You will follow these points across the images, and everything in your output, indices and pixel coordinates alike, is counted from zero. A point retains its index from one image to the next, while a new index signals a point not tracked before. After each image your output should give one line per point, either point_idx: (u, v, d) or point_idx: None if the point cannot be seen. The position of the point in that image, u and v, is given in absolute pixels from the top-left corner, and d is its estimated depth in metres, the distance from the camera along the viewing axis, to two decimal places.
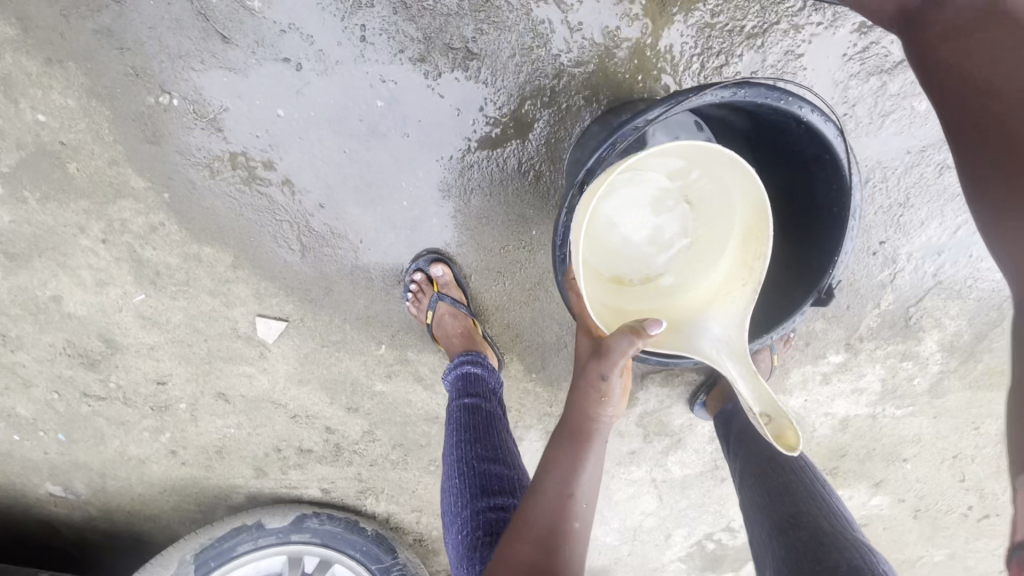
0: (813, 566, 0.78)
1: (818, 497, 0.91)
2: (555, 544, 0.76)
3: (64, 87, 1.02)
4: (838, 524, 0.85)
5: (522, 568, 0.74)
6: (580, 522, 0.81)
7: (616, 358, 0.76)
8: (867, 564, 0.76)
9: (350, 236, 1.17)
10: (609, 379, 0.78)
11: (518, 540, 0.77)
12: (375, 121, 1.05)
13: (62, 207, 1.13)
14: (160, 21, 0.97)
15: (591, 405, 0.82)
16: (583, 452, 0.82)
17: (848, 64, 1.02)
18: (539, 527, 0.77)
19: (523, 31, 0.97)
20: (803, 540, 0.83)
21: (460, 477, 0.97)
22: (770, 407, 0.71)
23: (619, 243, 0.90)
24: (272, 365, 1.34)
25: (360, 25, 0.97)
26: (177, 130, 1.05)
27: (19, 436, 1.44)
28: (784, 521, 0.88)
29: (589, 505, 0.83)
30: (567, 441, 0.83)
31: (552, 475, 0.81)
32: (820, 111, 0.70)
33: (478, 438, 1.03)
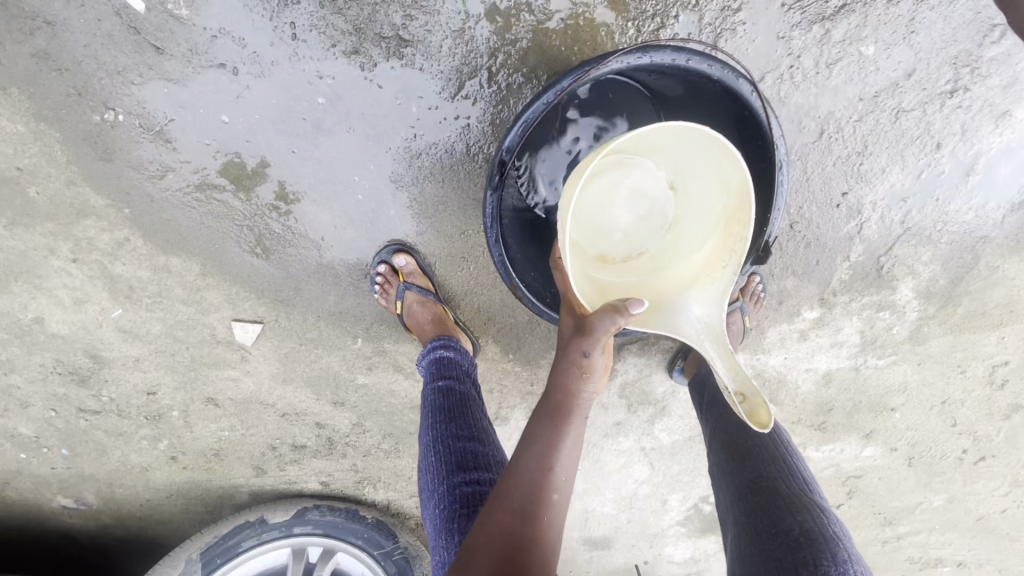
0: (767, 529, 0.84)
1: (779, 461, 0.97)
2: (534, 517, 0.77)
3: (11, 113, 1.03)
4: (794, 486, 0.91)
5: (500, 538, 0.74)
6: (558, 496, 0.82)
7: (599, 336, 0.78)
8: (818, 526, 0.82)
9: (312, 235, 1.18)
10: (591, 356, 0.80)
11: (496, 510, 0.78)
12: (319, 118, 1.05)
13: (30, 231, 1.15)
14: (93, 39, 0.98)
15: (575, 381, 0.83)
16: (563, 428, 0.84)
17: (788, 15, 1.00)
18: (518, 497, 0.78)
19: (453, 13, 0.96)
20: (761, 505, 0.89)
21: (435, 457, 0.99)
22: (745, 386, 0.69)
23: (606, 224, 0.94)
24: (255, 367, 1.38)
25: (289, 23, 0.97)
26: (127, 145, 1.07)
27: (26, 454, 1.50)
28: (745, 487, 0.93)
29: (568, 481, 0.84)
30: (549, 418, 0.84)
31: (532, 448, 0.83)
32: (731, 67, 0.75)
33: (452, 419, 1.05)
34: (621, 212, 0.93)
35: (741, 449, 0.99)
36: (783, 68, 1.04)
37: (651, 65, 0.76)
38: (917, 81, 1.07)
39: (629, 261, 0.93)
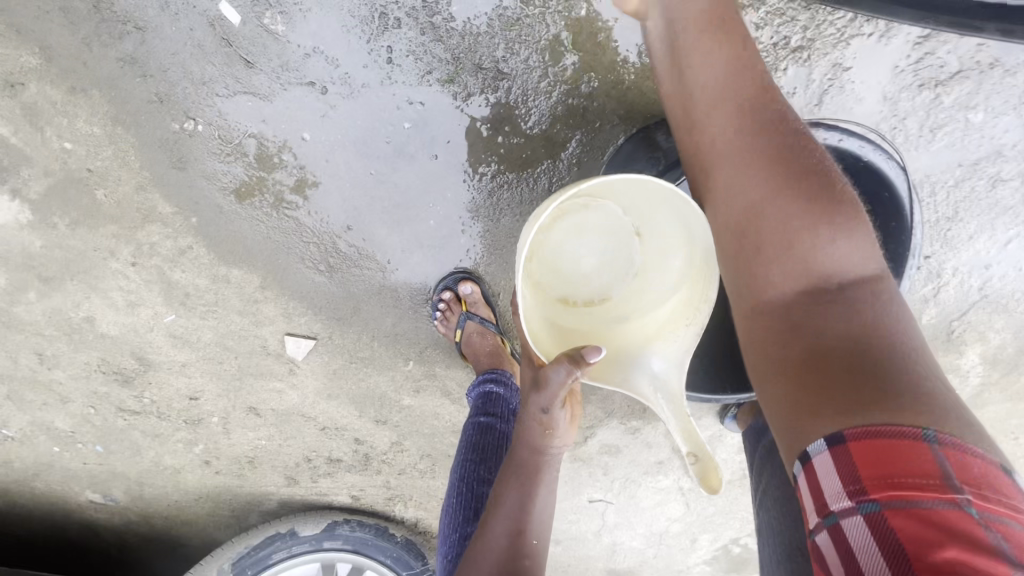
0: None
1: None
2: None
3: (88, 115, 1.00)
4: None
5: None
6: (533, 559, 0.81)
7: (554, 391, 0.74)
8: None
9: (378, 257, 1.16)
10: (551, 412, 0.78)
11: None
12: (401, 143, 1.02)
13: (92, 232, 1.13)
14: (183, 47, 0.95)
15: (537, 437, 0.81)
16: (527, 490, 0.82)
17: (899, 77, 0.96)
18: (488, 565, 0.79)
19: (556, 51, 0.94)
20: (809, 568, 0.93)
21: (455, 500, 1.01)
22: (697, 444, 0.65)
23: (571, 266, 0.87)
24: (301, 380, 1.35)
25: (386, 47, 0.94)
26: (203, 156, 1.04)
27: (59, 448, 1.48)
28: (796, 548, 0.97)
29: (542, 539, 0.83)
30: (513, 476, 0.83)
31: (499, 514, 0.82)
32: (879, 148, 0.81)
33: (481, 463, 1.04)
34: (591, 258, 0.87)
35: (796, 511, 1.02)
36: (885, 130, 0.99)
37: None
38: (1021, 152, 1.02)
39: (589, 307, 0.85)
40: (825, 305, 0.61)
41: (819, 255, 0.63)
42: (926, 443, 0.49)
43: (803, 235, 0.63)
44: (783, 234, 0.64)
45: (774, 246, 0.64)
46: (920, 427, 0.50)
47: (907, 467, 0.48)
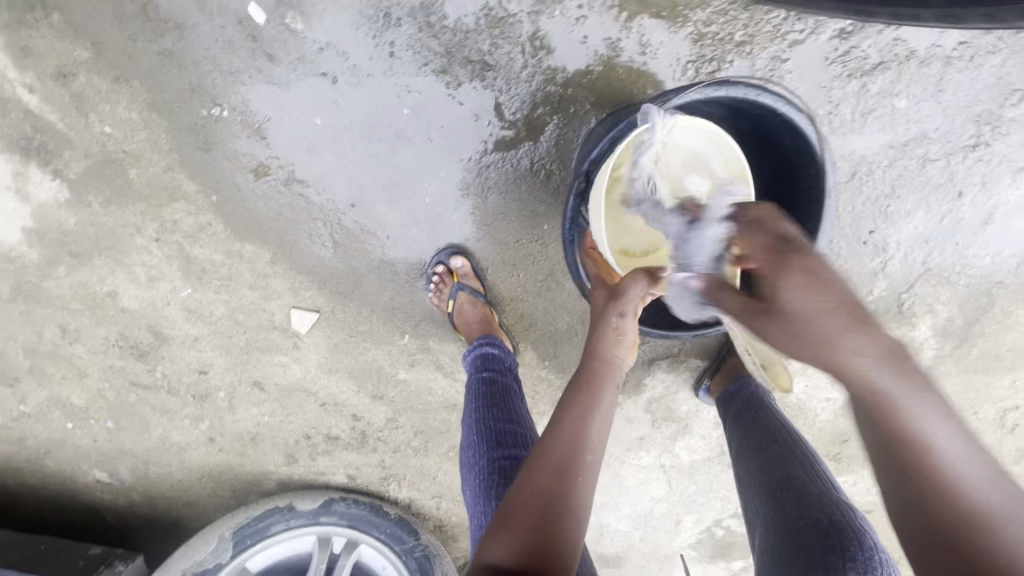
0: (796, 521, 0.94)
1: (806, 466, 1.07)
2: (571, 472, 0.82)
3: (129, 102, 1.15)
4: (823, 487, 1.00)
5: (541, 490, 0.79)
6: (591, 457, 0.86)
7: (630, 298, 1.00)
8: (845, 518, 0.91)
9: (378, 233, 1.28)
10: (626, 316, 1.00)
11: (535, 468, 0.82)
12: (401, 127, 1.17)
13: (122, 209, 1.25)
14: (215, 43, 1.11)
15: (609, 343, 0.98)
16: (594, 392, 0.92)
17: (830, 68, 1.11)
18: (557, 454, 0.84)
19: (534, 45, 1.09)
20: (790, 500, 0.99)
21: (477, 434, 1.10)
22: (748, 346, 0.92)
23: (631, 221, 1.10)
24: (304, 354, 1.45)
25: (389, 42, 1.09)
26: (226, 138, 1.18)
27: (72, 424, 1.56)
28: (775, 486, 1.04)
29: (601, 443, 0.89)
30: (581, 383, 0.94)
31: (566, 414, 0.89)
32: (790, 103, 0.95)
33: (494, 405, 1.15)
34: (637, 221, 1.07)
35: (772, 455, 1.10)
36: (822, 114, 1.14)
37: (723, 95, 0.97)
38: (943, 134, 1.17)
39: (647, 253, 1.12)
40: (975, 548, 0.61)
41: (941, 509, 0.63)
42: None
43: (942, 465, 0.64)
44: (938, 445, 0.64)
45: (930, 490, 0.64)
46: None
47: None
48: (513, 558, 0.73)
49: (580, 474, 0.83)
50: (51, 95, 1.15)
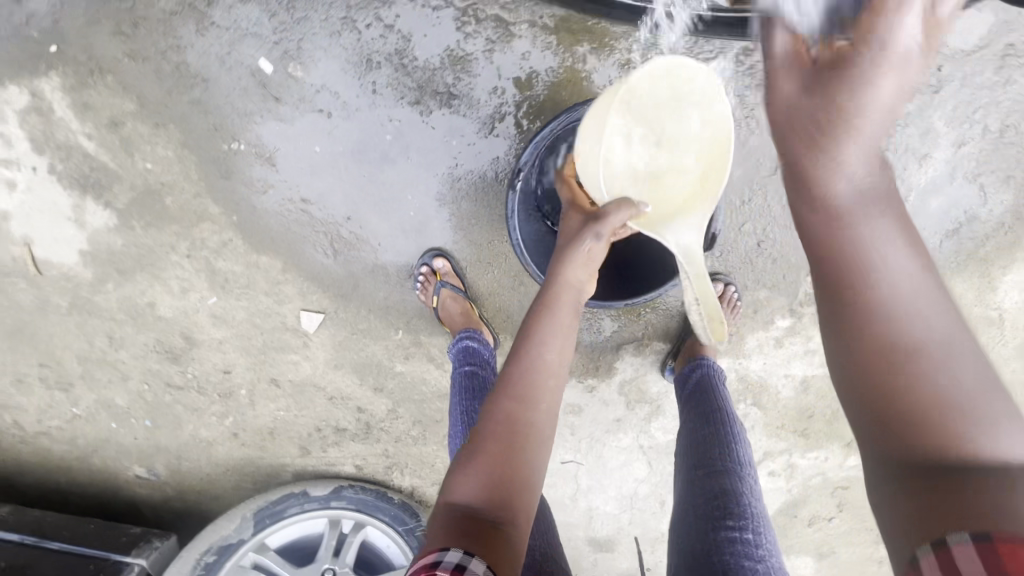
0: (700, 494, 1.07)
1: (728, 442, 1.13)
2: (531, 399, 0.95)
3: (165, 142, 1.42)
4: (733, 463, 1.09)
5: (505, 419, 0.92)
6: (553, 381, 0.98)
7: (607, 223, 1.00)
8: (739, 494, 1.04)
9: (371, 241, 1.51)
10: (599, 239, 1.02)
11: (499, 400, 0.94)
12: (385, 150, 1.40)
13: (160, 231, 1.51)
14: (233, 91, 1.37)
15: (571, 273, 1.06)
16: (552, 316, 1.02)
17: (741, 79, 1.33)
18: (518, 385, 0.95)
19: (490, 76, 1.32)
20: (701, 478, 1.09)
21: (463, 424, 1.26)
22: (711, 305, 0.86)
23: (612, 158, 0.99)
24: (313, 352, 1.65)
25: (372, 82, 1.34)
26: (243, 168, 1.43)
27: (116, 424, 1.76)
28: (694, 462, 1.12)
29: (561, 366, 1.01)
30: (537, 314, 1.03)
31: (530, 342, 0.99)
32: None
33: (476, 397, 1.32)
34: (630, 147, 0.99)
35: (697, 439, 1.16)
36: (740, 118, 1.38)
37: None
38: None
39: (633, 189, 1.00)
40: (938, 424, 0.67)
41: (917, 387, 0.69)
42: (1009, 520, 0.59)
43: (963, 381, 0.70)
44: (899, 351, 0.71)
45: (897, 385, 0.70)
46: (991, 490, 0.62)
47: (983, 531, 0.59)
48: (475, 495, 0.86)
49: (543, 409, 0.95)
50: (105, 140, 1.42)
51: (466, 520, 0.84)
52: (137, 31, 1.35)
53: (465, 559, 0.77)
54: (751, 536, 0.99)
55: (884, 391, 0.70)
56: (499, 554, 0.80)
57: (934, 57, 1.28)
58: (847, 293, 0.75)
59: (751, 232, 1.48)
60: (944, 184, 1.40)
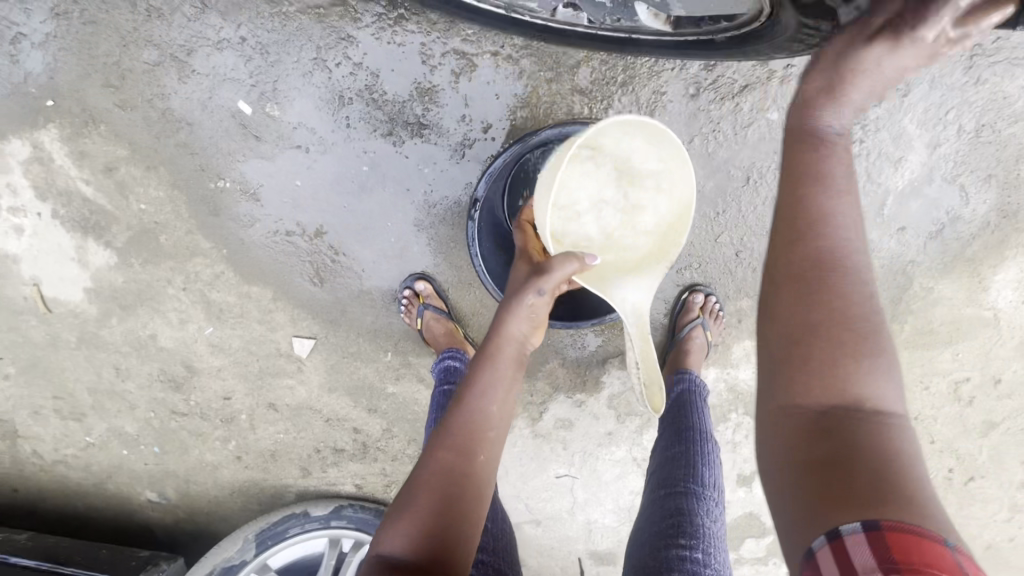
0: (658, 512, 1.08)
1: (696, 464, 1.14)
2: (470, 450, 1.00)
3: (157, 184, 1.49)
4: (696, 485, 1.10)
5: (442, 470, 0.96)
6: (494, 433, 1.04)
7: (552, 277, 1.02)
8: (693, 514, 1.05)
9: (355, 268, 1.55)
10: (543, 293, 1.06)
11: (438, 450, 0.99)
12: (362, 181, 1.45)
13: (157, 267, 1.58)
14: (216, 132, 1.44)
15: (515, 324, 1.09)
16: (494, 366, 1.07)
17: (704, 94, 1.37)
18: (458, 437, 1.00)
19: (457, 106, 1.39)
20: (662, 497, 1.10)
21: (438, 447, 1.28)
22: (652, 376, 0.89)
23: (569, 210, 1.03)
24: (308, 376, 1.71)
25: (345, 117, 1.40)
26: (229, 204, 1.50)
27: (126, 451, 1.84)
28: (659, 481, 1.14)
29: (501, 418, 1.07)
30: (481, 361, 1.08)
31: (472, 393, 1.05)
32: None
33: None
34: (582, 201, 1.03)
35: (666, 458, 1.16)
36: (706, 133, 1.40)
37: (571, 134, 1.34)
38: None
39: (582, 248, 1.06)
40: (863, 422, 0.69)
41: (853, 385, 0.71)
42: (948, 547, 0.59)
43: (880, 363, 0.72)
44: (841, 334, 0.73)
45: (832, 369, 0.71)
46: (945, 535, 0.59)
47: (920, 553, 0.57)
48: (407, 548, 0.88)
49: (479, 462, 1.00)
50: (102, 185, 1.50)
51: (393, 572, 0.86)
52: (124, 82, 1.43)
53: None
54: (702, 556, 1.00)
55: (795, 375, 0.73)
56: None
57: None
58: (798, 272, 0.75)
59: (728, 242, 1.49)
60: (923, 186, 1.41)
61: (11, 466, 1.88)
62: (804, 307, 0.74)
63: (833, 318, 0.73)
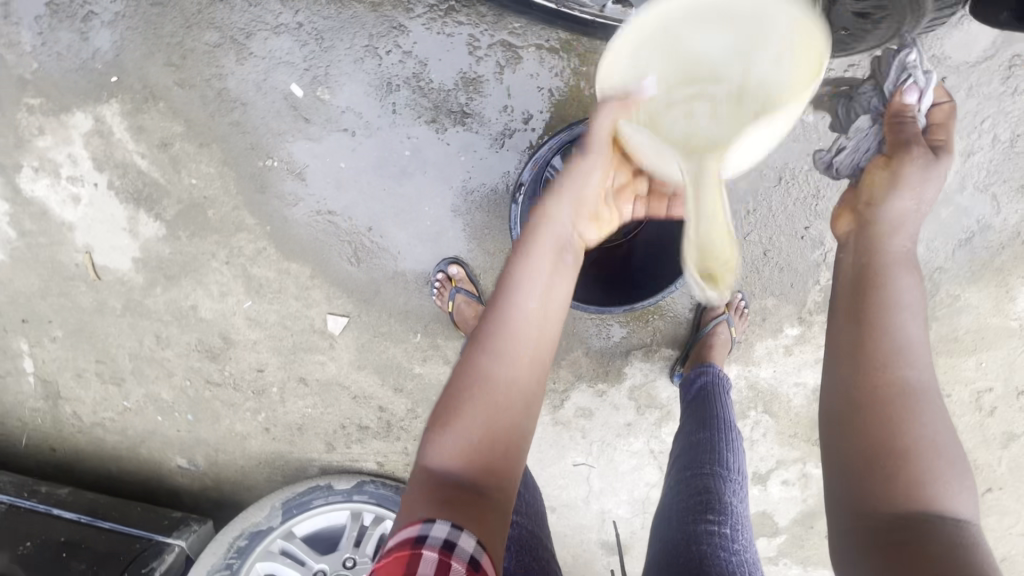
0: (684, 493, 1.12)
1: (721, 448, 1.18)
2: (519, 365, 0.92)
3: (208, 161, 1.56)
4: (721, 467, 1.14)
5: (492, 380, 0.90)
6: (546, 344, 0.95)
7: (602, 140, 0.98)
8: (721, 495, 1.09)
9: (391, 250, 1.61)
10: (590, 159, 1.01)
11: (488, 361, 0.91)
12: (404, 165, 1.51)
13: (202, 240, 1.65)
14: (268, 114, 1.51)
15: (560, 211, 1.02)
16: (548, 272, 0.98)
17: None
18: (509, 349, 0.92)
19: (500, 96, 1.44)
20: (688, 478, 1.14)
21: None
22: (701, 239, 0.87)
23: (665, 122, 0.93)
24: (339, 353, 1.76)
25: (391, 103, 1.46)
26: (276, 182, 1.56)
27: (161, 417, 1.92)
28: (685, 464, 1.18)
29: (553, 324, 0.97)
30: (531, 260, 0.99)
31: (525, 300, 0.95)
32: None
33: None
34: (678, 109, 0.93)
35: (692, 442, 1.21)
36: None
37: None
38: None
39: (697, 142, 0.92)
40: (926, 492, 0.79)
41: (917, 450, 0.82)
42: None
43: (951, 469, 0.82)
44: (908, 402, 0.85)
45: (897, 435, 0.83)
46: None
47: None
48: (459, 462, 0.86)
49: (530, 370, 0.93)
50: (156, 159, 1.58)
51: (445, 484, 0.85)
52: (185, 62, 1.50)
53: (453, 536, 0.76)
54: (729, 531, 1.04)
55: (868, 437, 0.84)
56: (486, 526, 0.81)
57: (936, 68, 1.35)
58: (875, 348, 0.89)
59: (756, 241, 1.52)
60: (954, 194, 1.44)
61: (51, 426, 1.96)
62: (884, 416, 0.84)
63: (907, 390, 0.86)
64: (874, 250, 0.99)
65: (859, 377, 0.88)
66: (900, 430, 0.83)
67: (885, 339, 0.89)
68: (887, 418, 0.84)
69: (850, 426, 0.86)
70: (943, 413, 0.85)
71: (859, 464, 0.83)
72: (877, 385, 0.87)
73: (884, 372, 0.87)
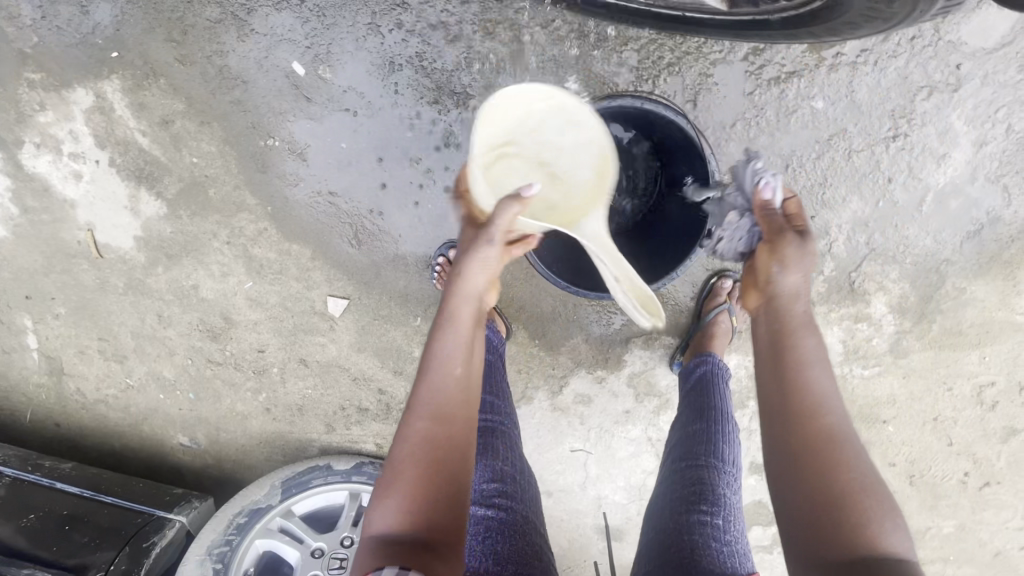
0: (678, 485, 1.12)
1: (716, 440, 1.17)
2: (446, 414, 0.98)
3: (209, 139, 1.56)
4: (716, 458, 1.14)
5: (421, 439, 0.95)
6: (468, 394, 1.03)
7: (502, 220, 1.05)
8: (714, 487, 1.09)
9: (392, 232, 1.60)
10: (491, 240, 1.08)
11: (415, 421, 0.97)
12: (406, 147, 1.50)
13: (204, 220, 1.65)
14: (269, 92, 1.50)
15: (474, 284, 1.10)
16: (459, 331, 1.06)
17: (749, 80, 1.39)
18: (432, 405, 0.98)
19: (503, 77, 1.42)
20: (682, 470, 1.14)
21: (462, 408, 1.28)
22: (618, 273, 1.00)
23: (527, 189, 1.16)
24: (339, 335, 1.76)
25: (394, 83, 1.45)
26: (277, 162, 1.55)
27: (164, 395, 1.93)
28: (681, 455, 1.18)
29: (472, 376, 1.06)
30: (448, 321, 1.07)
31: (442, 360, 1.02)
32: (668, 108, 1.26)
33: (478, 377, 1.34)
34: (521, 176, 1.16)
35: (688, 433, 1.20)
36: (749, 117, 1.40)
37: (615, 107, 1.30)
38: (862, 129, 1.40)
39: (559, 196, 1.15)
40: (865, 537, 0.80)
41: (854, 494, 0.83)
42: None
43: (881, 509, 0.82)
44: (830, 449, 0.87)
45: (830, 482, 0.84)
46: None
47: None
48: (398, 526, 0.89)
49: (458, 431, 0.98)
50: (157, 137, 1.57)
51: (392, 548, 0.86)
52: (186, 38, 1.49)
53: None
54: (721, 522, 1.05)
55: (806, 484, 0.85)
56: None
57: (951, 55, 1.34)
58: (796, 406, 0.92)
59: None
60: (966, 185, 1.41)
61: (54, 402, 1.98)
62: (811, 467, 0.86)
63: (831, 432, 0.89)
64: (784, 316, 1.01)
65: (784, 435, 0.91)
66: (833, 477, 0.85)
67: (803, 396, 0.92)
68: (817, 467, 0.86)
69: (783, 478, 0.88)
70: (869, 457, 0.87)
71: (799, 517, 0.84)
72: (804, 436, 0.89)
73: (807, 423, 0.90)
